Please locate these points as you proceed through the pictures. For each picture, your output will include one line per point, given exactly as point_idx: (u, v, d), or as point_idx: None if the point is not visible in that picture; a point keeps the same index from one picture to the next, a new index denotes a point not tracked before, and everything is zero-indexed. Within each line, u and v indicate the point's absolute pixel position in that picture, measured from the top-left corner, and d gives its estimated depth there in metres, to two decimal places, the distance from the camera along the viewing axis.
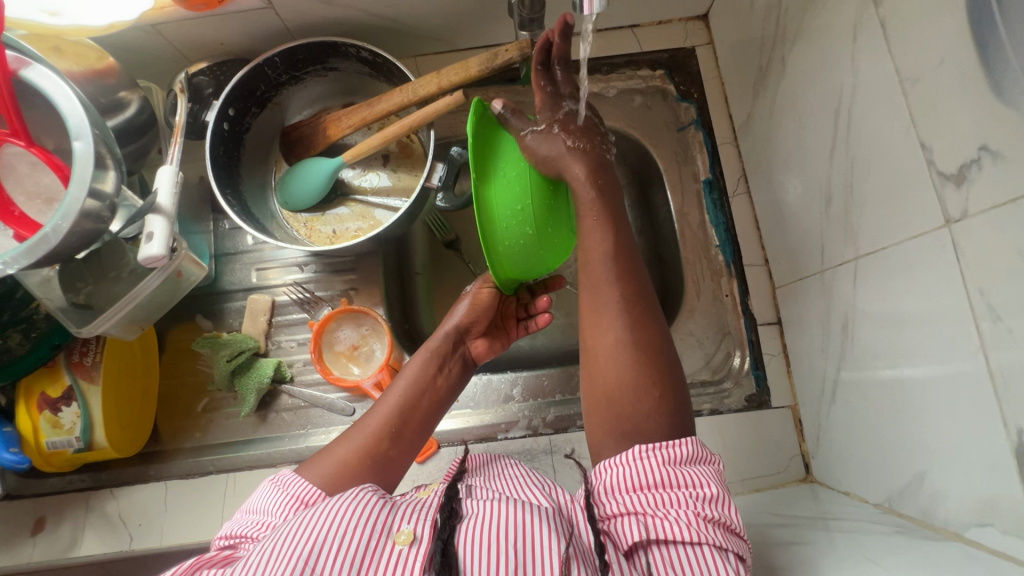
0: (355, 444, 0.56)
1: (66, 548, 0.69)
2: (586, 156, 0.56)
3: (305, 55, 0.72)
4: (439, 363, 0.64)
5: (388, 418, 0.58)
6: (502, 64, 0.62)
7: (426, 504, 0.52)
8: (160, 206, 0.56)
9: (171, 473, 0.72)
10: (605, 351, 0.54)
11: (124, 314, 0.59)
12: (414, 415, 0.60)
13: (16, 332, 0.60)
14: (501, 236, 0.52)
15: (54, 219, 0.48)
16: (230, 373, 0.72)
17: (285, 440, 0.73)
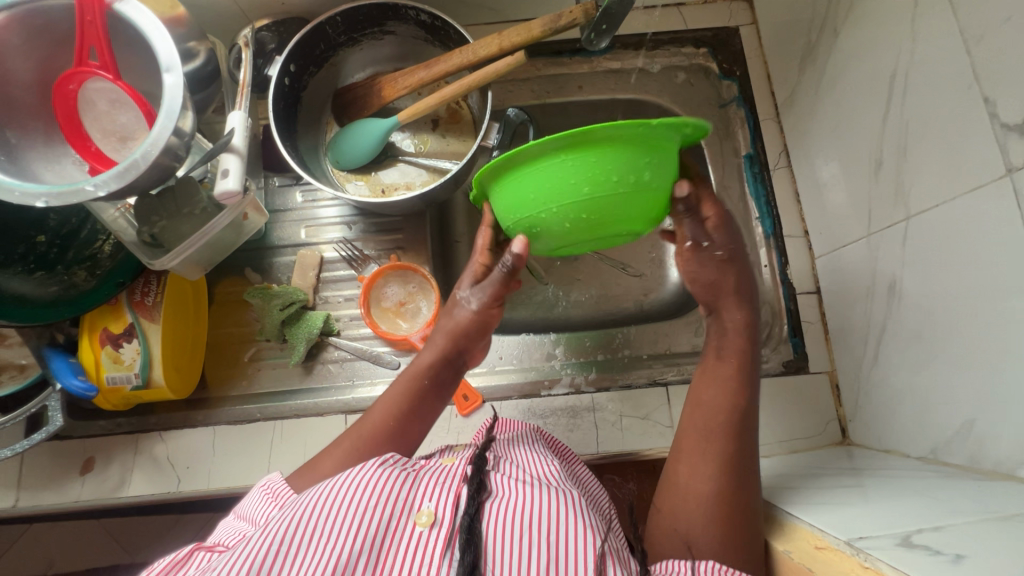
0: (344, 458, 0.57)
1: (115, 487, 0.70)
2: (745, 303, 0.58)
3: (365, 16, 0.74)
4: (430, 378, 0.62)
5: (378, 435, 0.58)
6: (566, 25, 0.64)
7: (449, 474, 0.53)
8: (235, 146, 0.58)
9: (219, 419, 0.73)
10: (692, 484, 0.52)
11: (192, 251, 0.61)
12: (405, 434, 0.59)
13: (81, 270, 0.65)
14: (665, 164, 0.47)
15: (144, 146, 0.50)
16: (281, 322, 0.74)
17: (331, 391, 0.75)
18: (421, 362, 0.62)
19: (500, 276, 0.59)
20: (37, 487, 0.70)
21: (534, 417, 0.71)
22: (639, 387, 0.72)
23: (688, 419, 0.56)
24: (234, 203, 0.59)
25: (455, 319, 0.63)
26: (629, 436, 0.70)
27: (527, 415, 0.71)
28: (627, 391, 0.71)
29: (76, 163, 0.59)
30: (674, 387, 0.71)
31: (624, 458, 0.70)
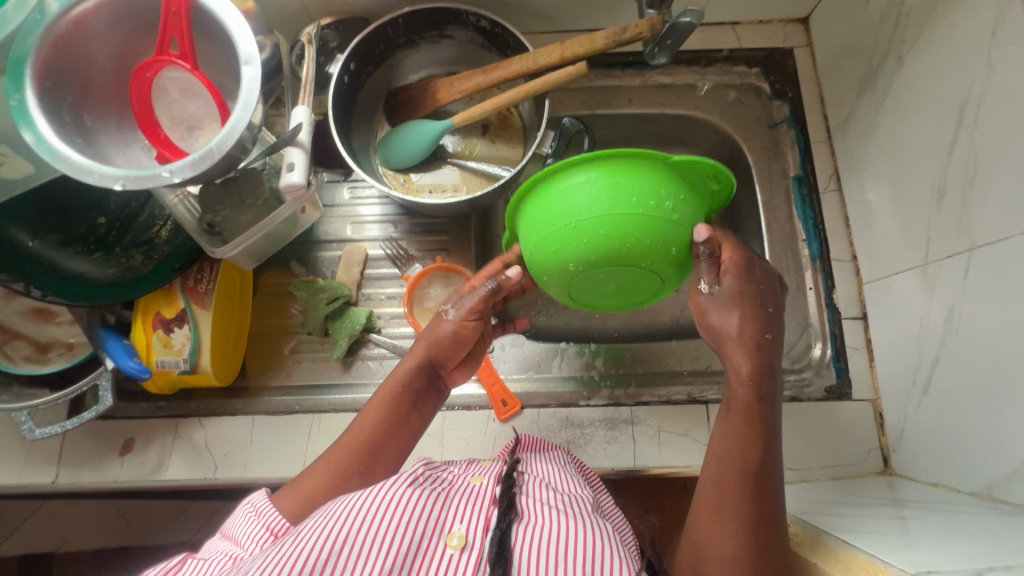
0: (323, 482, 0.57)
1: (153, 470, 0.71)
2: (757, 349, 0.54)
3: (426, 19, 0.75)
4: (409, 397, 0.62)
5: (354, 454, 0.58)
6: (630, 39, 0.64)
7: (479, 493, 0.53)
8: (301, 140, 0.59)
9: (258, 409, 0.74)
10: (717, 554, 0.48)
11: (251, 241, 0.61)
12: (382, 454, 0.60)
13: (138, 254, 0.67)
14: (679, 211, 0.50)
15: (220, 136, 0.51)
16: (326, 317, 0.74)
17: (369, 387, 0.75)
18: (397, 373, 0.63)
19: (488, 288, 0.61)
20: (76, 466, 0.71)
21: (572, 426, 0.71)
22: (678, 403, 0.72)
23: (711, 467, 0.52)
24: (296, 197, 0.60)
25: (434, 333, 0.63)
26: (667, 451, 0.70)
27: (564, 424, 0.71)
28: (667, 406, 0.71)
29: (145, 149, 0.60)
30: (714, 406, 0.71)
31: (661, 474, 0.70)
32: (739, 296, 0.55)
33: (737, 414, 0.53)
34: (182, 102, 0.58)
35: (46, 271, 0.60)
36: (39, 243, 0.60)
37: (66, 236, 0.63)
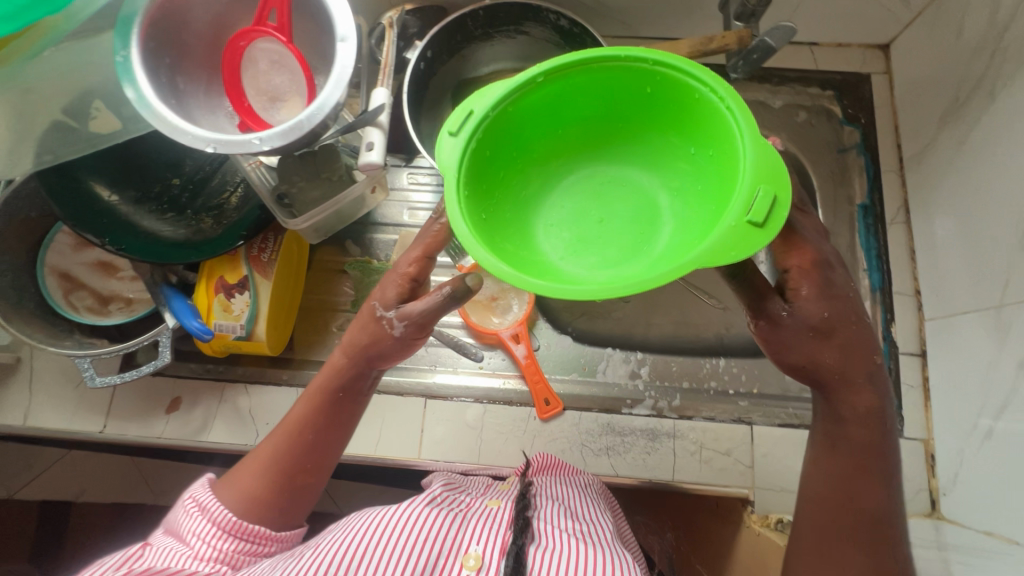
0: (258, 474, 0.54)
1: (197, 430, 0.72)
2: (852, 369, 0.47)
3: (505, 13, 0.75)
4: (339, 397, 0.55)
5: (288, 457, 0.54)
6: (716, 49, 0.63)
7: (496, 515, 0.52)
8: (382, 120, 0.59)
9: (303, 382, 0.74)
10: None
11: (325, 215, 0.62)
12: (321, 450, 0.55)
13: (208, 218, 0.68)
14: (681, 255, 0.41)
15: (312, 109, 0.51)
16: None
17: (412, 372, 0.74)
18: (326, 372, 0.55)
19: (437, 305, 0.50)
20: (124, 419, 0.73)
21: (612, 433, 0.70)
22: (722, 421, 0.71)
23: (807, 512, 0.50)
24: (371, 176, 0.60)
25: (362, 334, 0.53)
26: (707, 469, 0.69)
27: (606, 430, 0.70)
28: (712, 424, 0.70)
29: (228, 115, 0.60)
30: (759, 428, 0.70)
31: (699, 491, 0.69)
32: (839, 320, 0.46)
33: (851, 456, 0.48)
34: (268, 72, 0.59)
35: (121, 224, 0.62)
36: (117, 197, 0.63)
37: (142, 194, 0.66)
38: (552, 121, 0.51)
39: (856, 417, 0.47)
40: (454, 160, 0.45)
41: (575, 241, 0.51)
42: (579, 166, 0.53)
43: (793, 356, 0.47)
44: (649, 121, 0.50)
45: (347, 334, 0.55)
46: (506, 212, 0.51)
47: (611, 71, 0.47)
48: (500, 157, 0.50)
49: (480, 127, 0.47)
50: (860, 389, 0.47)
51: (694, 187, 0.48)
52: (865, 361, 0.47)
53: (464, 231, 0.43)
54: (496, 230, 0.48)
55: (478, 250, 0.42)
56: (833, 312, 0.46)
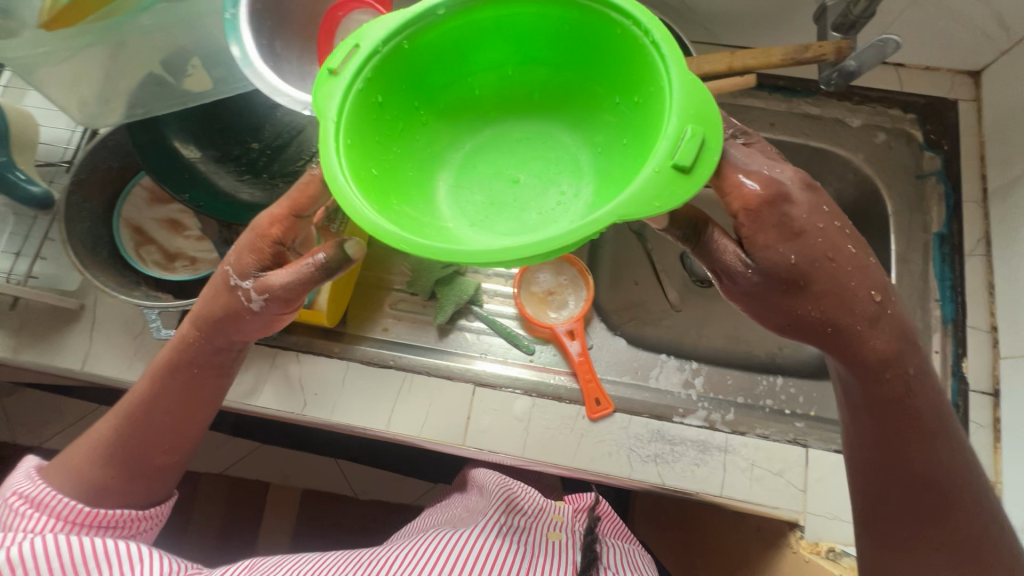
0: (87, 453, 0.59)
1: (246, 393, 0.72)
2: (845, 278, 0.49)
3: None
4: (198, 361, 0.59)
5: (125, 429, 0.59)
6: (812, 58, 0.62)
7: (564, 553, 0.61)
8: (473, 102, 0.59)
9: (353, 356, 0.74)
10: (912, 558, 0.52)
11: None
12: (145, 421, 0.59)
13: (281, 183, 0.68)
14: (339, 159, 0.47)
15: None
16: (436, 281, 0.75)
17: (462, 358, 0.74)
18: (176, 340, 0.59)
19: (307, 274, 0.55)
20: None
21: (662, 440, 0.68)
22: (777, 441, 0.68)
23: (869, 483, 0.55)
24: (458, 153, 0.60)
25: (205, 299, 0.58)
26: (758, 488, 0.67)
27: (655, 436, 0.68)
28: (767, 442, 0.68)
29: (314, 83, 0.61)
30: (816, 452, 0.68)
31: (748, 510, 0.66)
32: (814, 268, 0.48)
33: (889, 418, 0.52)
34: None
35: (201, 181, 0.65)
36: (198, 154, 0.66)
37: (223, 154, 0.67)
38: (465, 82, 0.58)
39: (881, 359, 0.51)
40: (337, 102, 0.48)
41: (487, 196, 0.57)
42: (487, 122, 0.60)
43: (801, 321, 0.50)
44: (568, 75, 0.57)
45: (198, 307, 0.58)
46: (403, 161, 0.56)
47: (528, 19, 0.53)
48: (397, 103, 0.54)
49: (367, 66, 0.50)
50: (866, 326, 0.50)
51: (615, 142, 0.55)
52: (858, 295, 0.50)
53: (341, 181, 0.46)
54: (383, 178, 0.53)
55: (352, 198, 0.46)
56: (807, 261, 0.48)
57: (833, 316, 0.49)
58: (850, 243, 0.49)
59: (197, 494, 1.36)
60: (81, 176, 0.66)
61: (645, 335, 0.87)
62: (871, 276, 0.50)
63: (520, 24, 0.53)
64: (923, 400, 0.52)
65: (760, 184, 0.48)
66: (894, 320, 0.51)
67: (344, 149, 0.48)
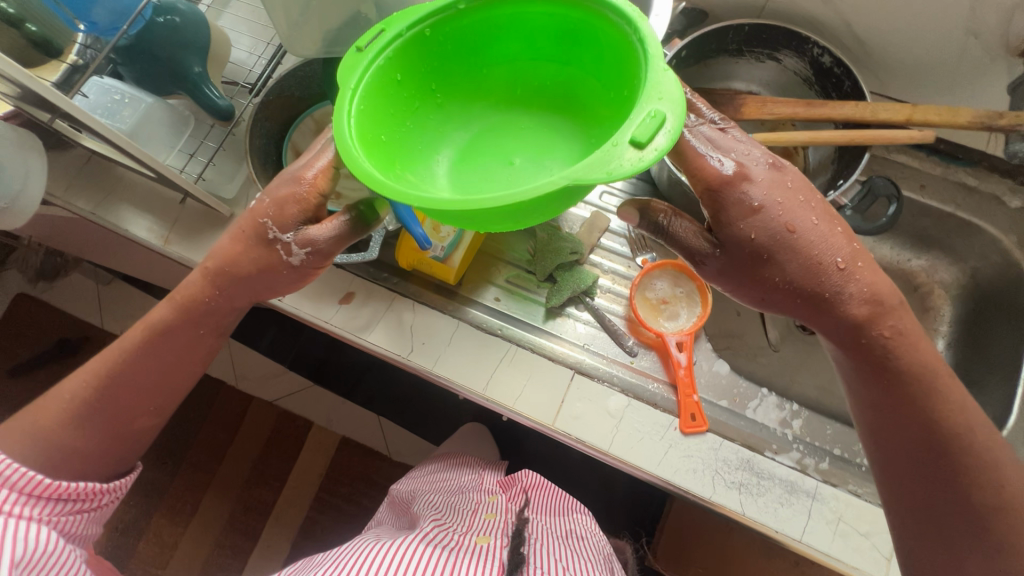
0: (60, 413, 0.58)
1: (360, 327, 0.76)
2: (810, 248, 0.54)
3: (769, 35, 0.74)
4: (212, 311, 0.62)
5: (115, 386, 0.59)
6: (1006, 125, 0.63)
7: (486, 551, 0.66)
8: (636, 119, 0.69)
9: (464, 317, 0.77)
10: None
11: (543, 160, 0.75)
12: (138, 382, 0.60)
13: None
14: (352, 126, 0.53)
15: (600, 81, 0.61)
16: (558, 266, 0.77)
17: (565, 344, 0.76)
18: (192, 293, 0.61)
19: (351, 230, 0.59)
20: (300, 295, 0.78)
21: (750, 471, 0.68)
22: (869, 502, 0.66)
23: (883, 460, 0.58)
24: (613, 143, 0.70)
25: (235, 247, 0.60)
26: (841, 544, 0.65)
27: (743, 466, 0.68)
28: (860, 501, 0.66)
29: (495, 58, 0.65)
30: None
31: (823, 563, 0.65)
32: (777, 242, 0.53)
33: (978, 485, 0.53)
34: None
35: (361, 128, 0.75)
36: None
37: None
38: (479, 80, 0.64)
39: (857, 322, 0.55)
40: (358, 73, 0.54)
41: (483, 174, 0.63)
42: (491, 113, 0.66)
43: (773, 289, 0.56)
44: (577, 76, 0.62)
45: (223, 257, 0.60)
46: (412, 136, 0.62)
47: (537, 19, 0.59)
48: (414, 86, 0.60)
49: (390, 48, 0.56)
50: (837, 290, 0.55)
51: (608, 134, 0.59)
52: (824, 263, 0.54)
53: (343, 135, 0.51)
54: (393, 147, 0.59)
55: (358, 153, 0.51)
56: (773, 239, 0.54)
57: (803, 286, 0.55)
58: (814, 214, 0.54)
59: (247, 416, 1.43)
60: (269, 98, 0.73)
61: (736, 366, 0.86)
62: (838, 245, 0.54)
63: (529, 25, 0.60)
64: (951, 422, 0.54)
65: (730, 167, 0.54)
66: (865, 283, 0.55)
67: (355, 110, 0.54)
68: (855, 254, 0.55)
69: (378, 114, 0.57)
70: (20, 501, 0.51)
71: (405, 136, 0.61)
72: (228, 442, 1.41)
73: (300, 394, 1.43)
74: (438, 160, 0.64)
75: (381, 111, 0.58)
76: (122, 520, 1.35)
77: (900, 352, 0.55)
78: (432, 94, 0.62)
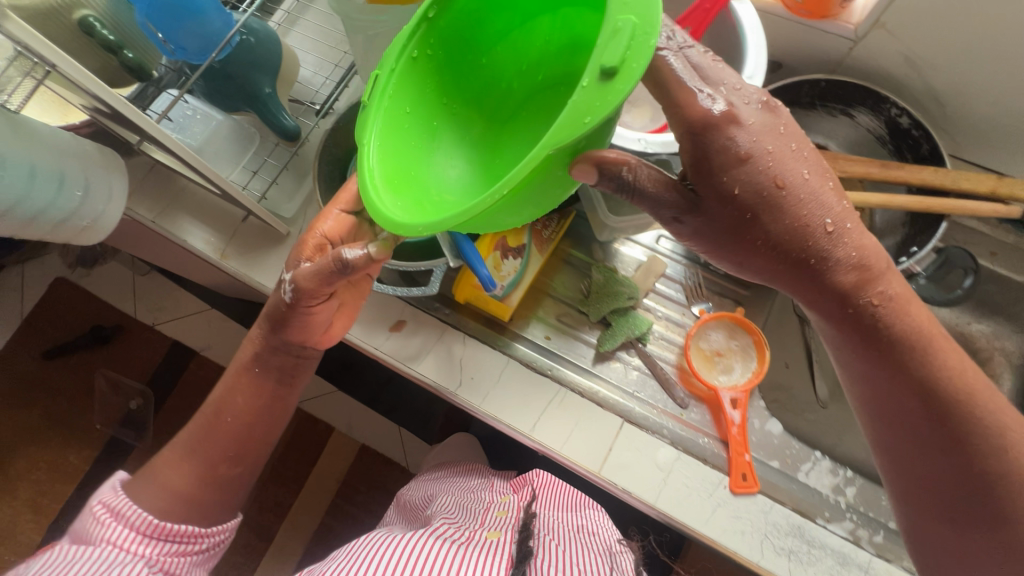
0: (179, 458, 0.70)
1: (410, 357, 0.76)
2: (795, 208, 0.50)
3: (845, 91, 0.73)
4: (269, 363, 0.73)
5: (201, 429, 0.71)
6: None
7: (495, 546, 0.62)
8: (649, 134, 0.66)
9: (514, 354, 0.76)
10: None
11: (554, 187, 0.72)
12: (218, 433, 0.70)
13: None
14: (374, 167, 0.53)
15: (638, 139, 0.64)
16: (613, 310, 0.76)
17: (615, 389, 0.75)
18: (254, 343, 0.72)
19: (329, 265, 0.62)
20: (351, 318, 0.78)
21: (800, 538, 0.66)
22: None
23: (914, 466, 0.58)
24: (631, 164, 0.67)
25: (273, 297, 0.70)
26: None
27: (794, 532, 0.66)
28: None
29: None
30: None
31: None
32: (760, 200, 0.49)
33: None
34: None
35: None
36: None
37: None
38: (482, 79, 0.62)
39: (844, 290, 0.53)
40: (370, 122, 0.53)
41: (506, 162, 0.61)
42: (501, 101, 0.64)
43: (754, 251, 0.52)
44: (565, 31, 0.57)
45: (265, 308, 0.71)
46: (437, 151, 0.61)
47: None
48: (422, 102, 0.59)
49: (389, 83, 0.55)
50: (827, 254, 0.51)
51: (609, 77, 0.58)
52: (812, 224, 0.50)
53: (368, 186, 0.51)
54: (418, 175, 0.58)
55: (383, 199, 0.51)
56: (758, 196, 0.49)
57: (788, 248, 0.51)
58: (803, 166, 0.50)
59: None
60: (340, 123, 0.73)
61: (781, 421, 0.83)
62: (828, 204, 0.50)
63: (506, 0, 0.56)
64: None
65: (716, 105, 0.48)
66: (853, 246, 0.52)
67: (376, 154, 0.53)
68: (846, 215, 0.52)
69: (393, 137, 0.56)
70: (141, 542, 0.61)
71: (427, 151, 0.60)
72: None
73: (322, 400, 1.42)
74: (465, 162, 0.62)
75: (396, 135, 0.56)
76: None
77: (893, 320, 0.53)
78: (442, 103, 0.61)
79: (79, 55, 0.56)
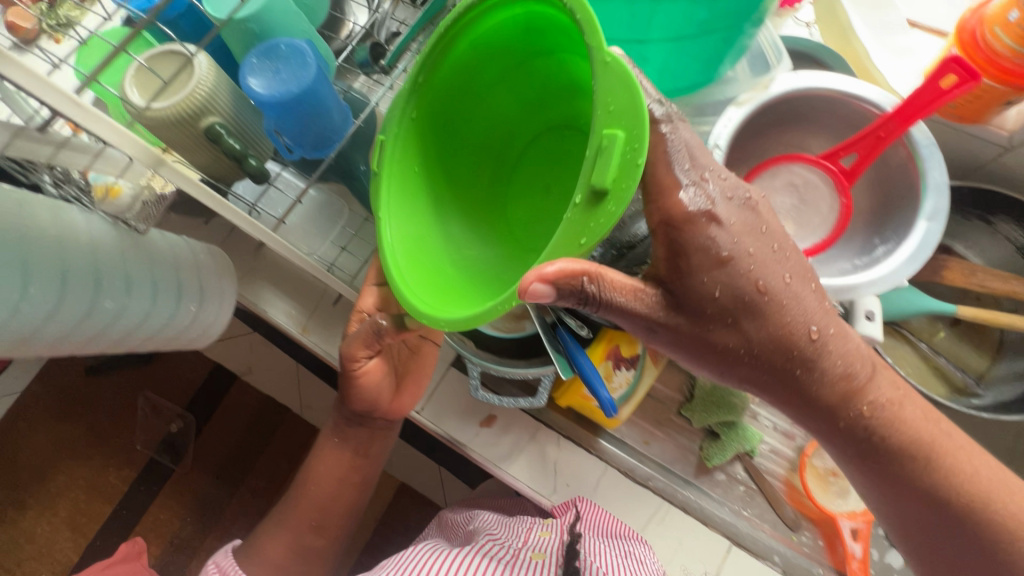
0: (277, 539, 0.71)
1: (502, 456, 0.72)
2: (774, 317, 0.45)
3: (990, 199, 0.68)
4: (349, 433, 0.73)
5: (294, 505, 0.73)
6: None
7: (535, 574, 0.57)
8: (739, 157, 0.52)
9: (610, 458, 0.72)
10: None
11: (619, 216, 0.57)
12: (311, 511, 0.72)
13: None
14: (393, 246, 0.52)
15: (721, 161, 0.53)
16: (721, 420, 0.71)
17: (719, 504, 0.70)
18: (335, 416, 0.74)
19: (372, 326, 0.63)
20: (439, 413, 0.74)
21: None
22: None
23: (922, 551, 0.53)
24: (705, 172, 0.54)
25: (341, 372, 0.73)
26: None
27: None
28: None
29: None
30: None
31: None
32: (743, 305, 0.44)
33: None
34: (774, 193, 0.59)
35: None
36: None
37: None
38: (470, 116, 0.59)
39: (843, 394, 0.49)
40: (381, 199, 0.53)
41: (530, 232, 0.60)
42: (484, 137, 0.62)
43: (734, 361, 0.47)
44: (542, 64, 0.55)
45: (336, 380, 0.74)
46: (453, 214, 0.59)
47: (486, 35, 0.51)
48: (432, 167, 0.58)
49: (393, 152, 0.53)
50: (811, 364, 0.47)
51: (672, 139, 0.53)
52: (795, 332, 0.46)
53: (392, 272, 0.50)
54: (439, 243, 0.57)
55: (409, 283, 0.50)
56: (739, 299, 0.44)
57: (769, 359, 0.46)
58: (785, 270, 0.45)
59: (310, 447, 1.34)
60: None
61: None
62: (811, 311, 0.45)
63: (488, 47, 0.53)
64: None
65: (698, 198, 0.43)
66: (840, 354, 0.47)
67: (394, 233, 0.53)
68: (827, 319, 0.47)
69: (409, 211, 0.55)
70: None
71: (445, 216, 0.59)
72: (286, 472, 1.32)
73: None
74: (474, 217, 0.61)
75: (413, 208, 0.56)
76: (175, 537, 1.27)
77: (887, 428, 0.50)
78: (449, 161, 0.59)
79: (188, 155, 0.52)
